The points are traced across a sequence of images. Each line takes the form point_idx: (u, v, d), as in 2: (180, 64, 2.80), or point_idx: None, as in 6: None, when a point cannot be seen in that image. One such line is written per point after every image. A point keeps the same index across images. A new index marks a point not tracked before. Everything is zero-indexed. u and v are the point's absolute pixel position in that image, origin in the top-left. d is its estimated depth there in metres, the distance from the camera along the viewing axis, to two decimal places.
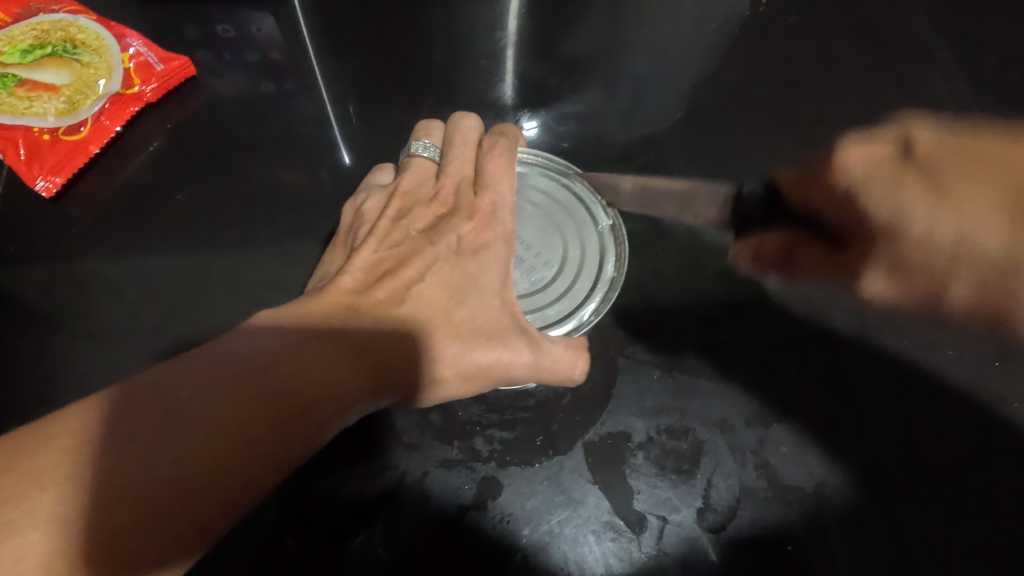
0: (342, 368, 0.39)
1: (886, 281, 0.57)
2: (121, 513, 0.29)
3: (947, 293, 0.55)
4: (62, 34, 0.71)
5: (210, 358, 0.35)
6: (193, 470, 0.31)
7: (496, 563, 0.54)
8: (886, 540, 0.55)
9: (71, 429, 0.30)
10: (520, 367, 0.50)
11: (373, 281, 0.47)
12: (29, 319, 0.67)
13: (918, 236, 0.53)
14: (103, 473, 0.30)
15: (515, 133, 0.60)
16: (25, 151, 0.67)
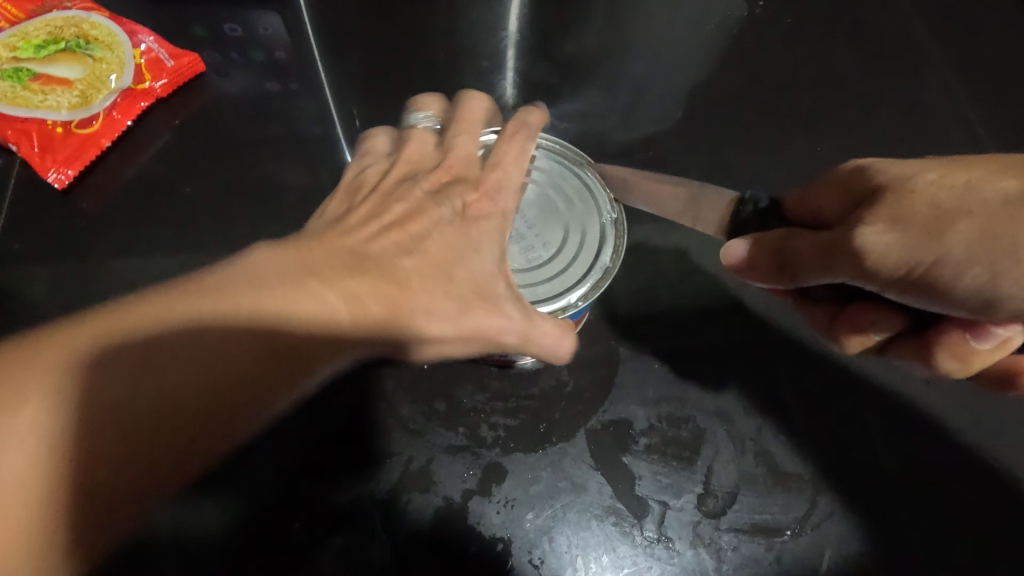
0: (334, 310, 0.42)
1: (876, 244, 0.41)
2: (111, 425, 0.34)
3: (941, 262, 0.39)
4: (75, 30, 0.73)
5: (201, 295, 0.39)
6: (178, 394, 0.35)
7: (502, 547, 0.55)
8: (875, 523, 0.58)
9: (70, 349, 0.35)
10: (514, 333, 0.48)
11: (377, 235, 0.48)
12: (36, 309, 0.67)
13: (926, 184, 0.40)
14: (94, 389, 0.34)
15: (530, 112, 0.59)
16: (38, 144, 0.69)
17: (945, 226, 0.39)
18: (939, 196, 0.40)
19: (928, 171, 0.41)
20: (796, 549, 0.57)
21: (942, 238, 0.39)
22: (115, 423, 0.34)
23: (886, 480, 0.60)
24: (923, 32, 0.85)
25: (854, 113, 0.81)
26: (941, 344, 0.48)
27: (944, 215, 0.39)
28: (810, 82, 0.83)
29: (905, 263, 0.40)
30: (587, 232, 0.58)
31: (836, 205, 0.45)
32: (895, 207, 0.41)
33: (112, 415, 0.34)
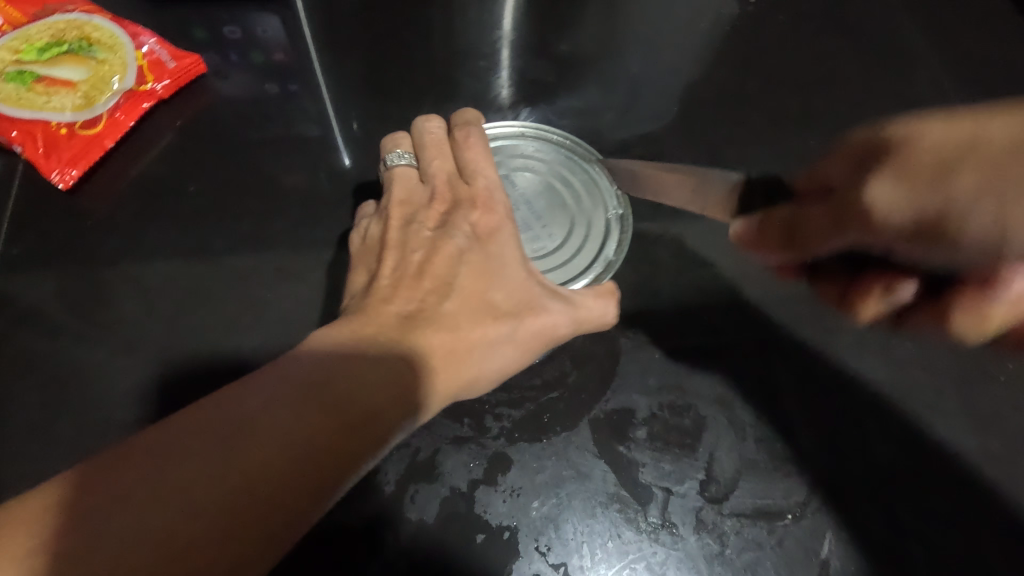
0: (399, 376, 0.44)
1: (880, 197, 0.39)
2: (196, 522, 0.33)
3: (948, 210, 0.36)
4: (78, 33, 0.74)
5: (275, 379, 0.41)
6: (260, 475, 0.36)
7: (509, 536, 0.56)
8: (872, 504, 0.59)
9: (155, 447, 0.36)
10: (565, 323, 0.54)
11: (413, 284, 0.51)
12: (42, 308, 0.68)
13: (926, 143, 0.37)
14: (181, 483, 0.34)
15: (479, 118, 0.62)
16: (43, 145, 0.70)
17: (948, 172, 0.35)
18: (942, 144, 0.36)
19: (936, 121, 0.37)
20: (798, 532, 0.58)
21: (941, 184, 0.35)
22: (211, 512, 0.34)
23: (882, 463, 0.61)
24: (911, 27, 0.87)
25: (845, 108, 0.83)
26: (956, 308, 0.42)
27: (949, 159, 0.35)
28: (801, 78, 0.85)
29: (913, 214, 0.38)
30: (594, 228, 0.63)
31: (840, 171, 0.45)
32: (898, 165, 0.38)
33: (204, 504, 0.34)
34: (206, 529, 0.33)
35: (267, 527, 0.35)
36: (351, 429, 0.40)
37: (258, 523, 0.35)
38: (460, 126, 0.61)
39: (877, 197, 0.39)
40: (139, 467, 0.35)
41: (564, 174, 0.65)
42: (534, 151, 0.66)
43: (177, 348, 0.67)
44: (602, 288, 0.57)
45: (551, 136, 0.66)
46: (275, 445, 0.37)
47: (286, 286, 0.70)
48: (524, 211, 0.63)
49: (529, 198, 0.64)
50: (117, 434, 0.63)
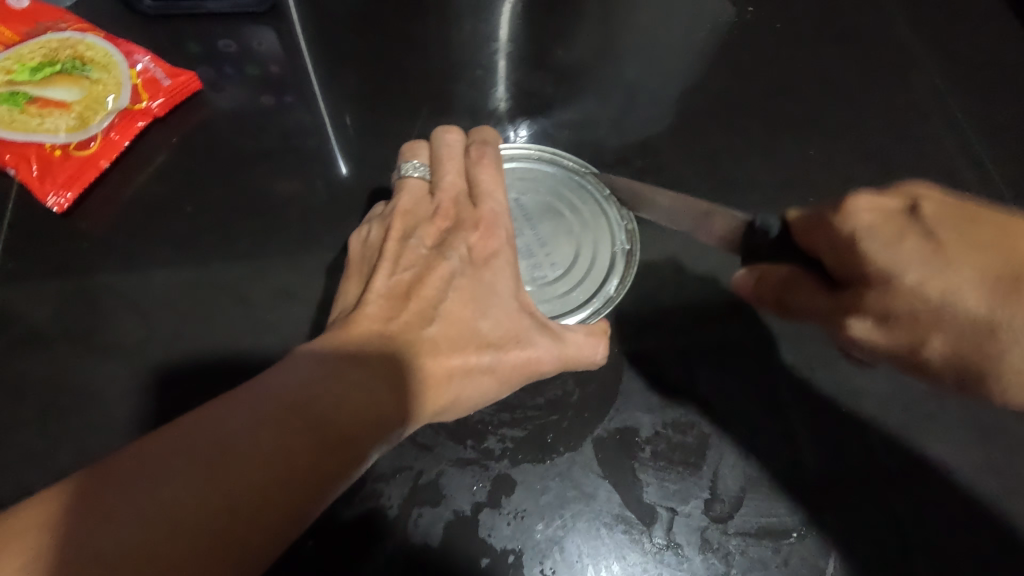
0: (382, 397, 0.43)
1: (867, 333, 0.44)
2: (177, 547, 0.32)
3: (916, 350, 0.42)
4: (70, 51, 0.73)
5: (256, 396, 0.39)
6: (243, 498, 0.34)
7: (513, 559, 0.55)
8: (881, 518, 0.59)
9: (130, 468, 0.34)
10: (550, 360, 0.52)
11: (399, 304, 0.49)
12: (39, 333, 0.67)
13: (907, 287, 0.41)
14: (161, 507, 0.33)
15: (496, 140, 0.62)
16: (37, 168, 0.69)
17: (922, 334, 0.41)
18: (921, 297, 0.41)
19: (914, 270, 0.41)
20: (803, 550, 0.57)
21: (919, 336, 0.42)
22: (193, 531, 0.32)
23: (886, 475, 0.61)
24: (907, 31, 0.87)
25: (843, 114, 0.83)
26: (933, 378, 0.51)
27: (930, 323, 0.41)
28: (800, 85, 0.84)
29: (885, 352, 0.44)
30: (595, 258, 0.62)
31: (829, 256, 0.46)
32: (883, 301, 0.42)
33: (184, 529, 0.32)
34: (183, 553, 0.32)
35: (244, 552, 0.34)
36: (333, 451, 0.39)
37: (235, 548, 0.33)
38: (475, 144, 0.61)
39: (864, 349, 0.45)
40: (112, 489, 0.33)
41: (572, 199, 0.65)
42: (543, 175, 0.66)
43: (173, 372, 0.66)
44: (595, 328, 0.56)
45: (564, 162, 0.67)
46: (256, 466, 0.35)
47: (286, 305, 0.70)
48: (527, 233, 0.63)
49: (534, 221, 0.64)
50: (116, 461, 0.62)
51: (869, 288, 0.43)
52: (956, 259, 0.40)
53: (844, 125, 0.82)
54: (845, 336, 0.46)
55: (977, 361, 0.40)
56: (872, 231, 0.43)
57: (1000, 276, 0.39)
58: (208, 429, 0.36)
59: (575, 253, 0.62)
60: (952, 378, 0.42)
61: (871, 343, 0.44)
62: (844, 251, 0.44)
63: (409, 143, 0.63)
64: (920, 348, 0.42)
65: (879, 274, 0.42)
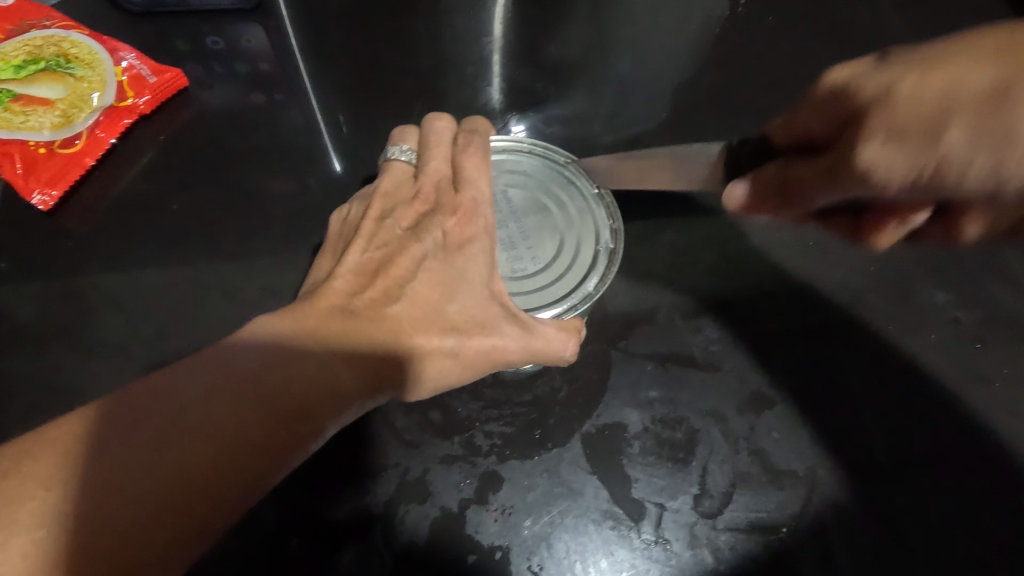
0: (339, 369, 0.43)
1: (879, 160, 0.37)
2: (126, 511, 0.34)
3: (945, 159, 0.35)
4: (55, 49, 0.72)
5: (212, 365, 0.40)
6: (192, 465, 0.36)
7: (500, 556, 0.55)
8: (874, 516, 0.58)
9: (81, 433, 0.36)
10: (516, 350, 0.51)
11: (367, 281, 0.49)
12: (24, 332, 0.67)
13: (906, 97, 0.35)
14: (112, 472, 0.35)
15: (486, 128, 0.61)
16: (22, 165, 0.69)
17: (936, 128, 0.34)
18: (917, 100, 0.35)
19: (907, 79, 0.35)
20: (793, 545, 0.57)
21: (935, 136, 0.35)
22: (142, 493, 0.35)
23: (880, 472, 0.60)
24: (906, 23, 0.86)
25: None
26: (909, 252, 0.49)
27: (938, 112, 0.34)
28: (794, 80, 0.84)
29: (907, 174, 0.37)
30: (576, 253, 0.62)
31: (824, 120, 0.41)
32: (887, 115, 0.36)
33: (144, 490, 0.35)
34: (130, 515, 0.34)
35: (201, 512, 0.36)
36: (288, 421, 0.40)
37: (190, 510, 0.36)
38: (464, 132, 0.60)
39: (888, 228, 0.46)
40: (81, 451, 0.36)
41: (556, 190, 0.65)
42: (529, 166, 0.66)
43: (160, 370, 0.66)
44: (568, 325, 0.55)
45: (554, 154, 0.66)
46: (212, 434, 0.37)
47: (274, 303, 0.69)
48: (510, 223, 0.63)
49: (519, 214, 0.63)
50: None
51: (867, 111, 0.37)
52: (940, 61, 0.35)
53: None
54: (858, 177, 0.38)
55: (1004, 127, 0.33)
56: (864, 76, 0.39)
57: (1001, 50, 0.33)
58: (167, 398, 0.38)
59: (555, 244, 0.62)
60: (979, 158, 0.34)
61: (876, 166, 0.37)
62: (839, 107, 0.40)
63: (401, 127, 0.64)
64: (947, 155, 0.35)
65: (879, 96, 0.37)
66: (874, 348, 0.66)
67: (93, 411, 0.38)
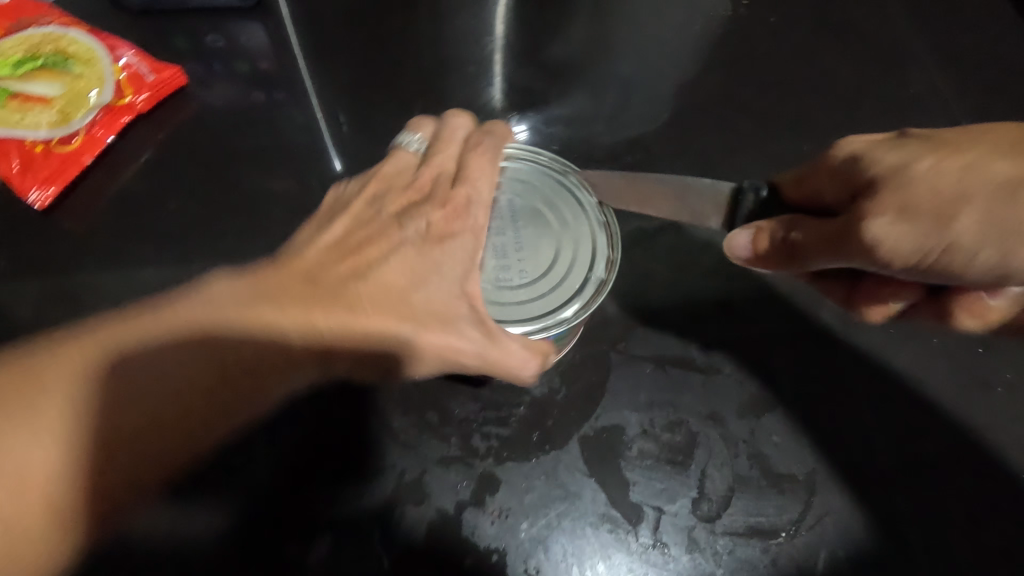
0: (291, 334, 0.47)
1: (887, 234, 0.42)
2: (117, 430, 0.43)
3: (946, 245, 0.41)
4: (54, 46, 0.72)
5: (183, 319, 0.46)
6: (176, 398, 0.45)
7: (496, 559, 0.55)
8: (874, 520, 0.58)
9: (71, 368, 0.43)
10: (472, 355, 0.52)
11: (339, 257, 0.51)
12: (19, 331, 0.67)
13: (920, 175, 0.41)
14: (111, 401, 0.43)
15: (503, 133, 0.61)
16: (18, 164, 0.69)
17: (947, 214, 0.40)
18: (935, 191, 0.40)
19: (924, 159, 0.41)
20: (792, 550, 0.57)
21: (945, 221, 0.40)
22: (123, 417, 0.43)
23: (881, 476, 0.60)
24: (911, 22, 0.85)
25: (840, 111, 0.81)
26: (956, 307, 0.49)
27: (954, 199, 0.40)
28: (796, 82, 0.83)
29: (912, 253, 0.42)
30: (563, 276, 0.59)
31: (834, 189, 0.46)
32: (898, 193, 0.41)
33: (144, 421, 0.44)
34: (94, 436, 0.43)
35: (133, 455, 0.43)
36: (225, 385, 0.46)
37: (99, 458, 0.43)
38: (480, 133, 0.60)
39: (874, 228, 0.42)
40: (76, 383, 0.43)
41: (563, 204, 0.63)
42: (530, 171, 0.64)
43: None
44: (535, 344, 0.55)
45: (568, 167, 0.64)
46: (195, 371, 0.45)
47: None
48: (505, 232, 0.61)
49: (518, 222, 0.62)
50: None
51: (879, 185, 0.42)
52: (968, 155, 0.41)
53: (842, 119, 0.81)
54: (863, 246, 0.43)
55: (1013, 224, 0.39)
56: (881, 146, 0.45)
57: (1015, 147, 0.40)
58: (127, 361, 0.44)
59: (547, 259, 0.59)
60: (990, 251, 0.40)
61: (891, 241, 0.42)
62: (853, 178, 0.45)
63: (420, 116, 0.64)
64: (955, 243, 0.41)
65: (893, 174, 0.42)
66: (877, 350, 0.65)
67: (78, 354, 0.44)
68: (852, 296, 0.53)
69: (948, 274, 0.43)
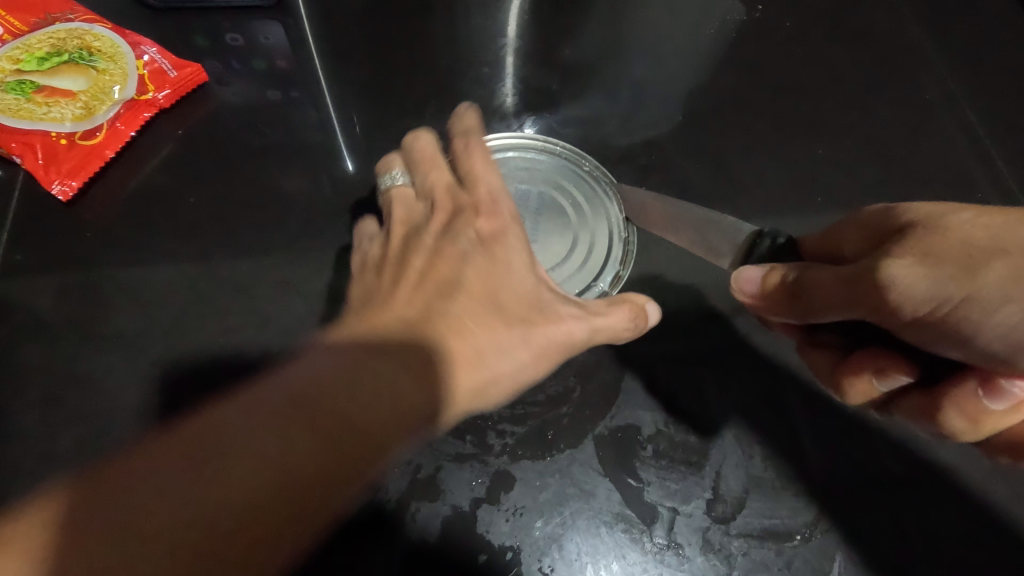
0: (406, 391, 0.45)
1: (906, 276, 0.42)
2: (232, 509, 0.36)
3: (968, 300, 0.40)
4: (78, 41, 0.73)
5: (280, 388, 0.42)
6: (297, 469, 0.39)
7: (511, 556, 0.55)
8: (886, 524, 0.59)
9: (150, 462, 0.37)
10: (575, 332, 0.53)
11: (421, 284, 0.51)
12: (41, 323, 0.68)
13: (953, 228, 0.42)
14: (230, 483, 0.37)
15: (479, 126, 0.61)
16: (43, 158, 0.69)
17: (972, 266, 0.40)
18: (961, 241, 0.41)
19: (956, 218, 0.43)
20: (806, 553, 0.57)
21: (969, 273, 0.40)
22: (233, 496, 0.36)
23: (894, 480, 0.60)
24: (924, 28, 0.85)
25: (854, 116, 0.81)
26: (946, 401, 0.46)
27: (982, 255, 0.40)
28: (810, 86, 0.83)
29: (927, 302, 0.41)
30: (568, 276, 0.62)
31: (855, 246, 0.49)
32: (925, 244, 0.42)
33: (267, 491, 0.37)
34: (209, 516, 0.35)
35: (291, 520, 0.38)
36: (342, 450, 0.41)
37: (277, 515, 0.37)
38: (459, 135, 0.60)
39: (896, 271, 0.42)
40: (162, 470, 0.37)
41: (582, 202, 0.66)
42: (552, 165, 0.67)
43: (176, 362, 0.66)
44: (597, 321, 0.54)
45: (584, 162, 0.67)
46: (309, 440, 0.40)
47: (289, 297, 0.70)
48: (527, 221, 0.64)
49: (538, 217, 0.65)
50: (116, 450, 0.63)
51: (912, 234, 0.44)
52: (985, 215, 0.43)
53: (856, 124, 0.81)
54: (882, 288, 0.43)
55: None
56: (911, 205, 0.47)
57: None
58: (228, 425, 0.39)
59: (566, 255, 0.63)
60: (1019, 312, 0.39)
61: (905, 287, 0.42)
62: (876, 231, 0.48)
63: (385, 156, 0.64)
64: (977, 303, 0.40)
65: (920, 225, 0.44)
66: None
67: (160, 447, 0.38)
68: (841, 366, 0.53)
69: (954, 338, 0.42)
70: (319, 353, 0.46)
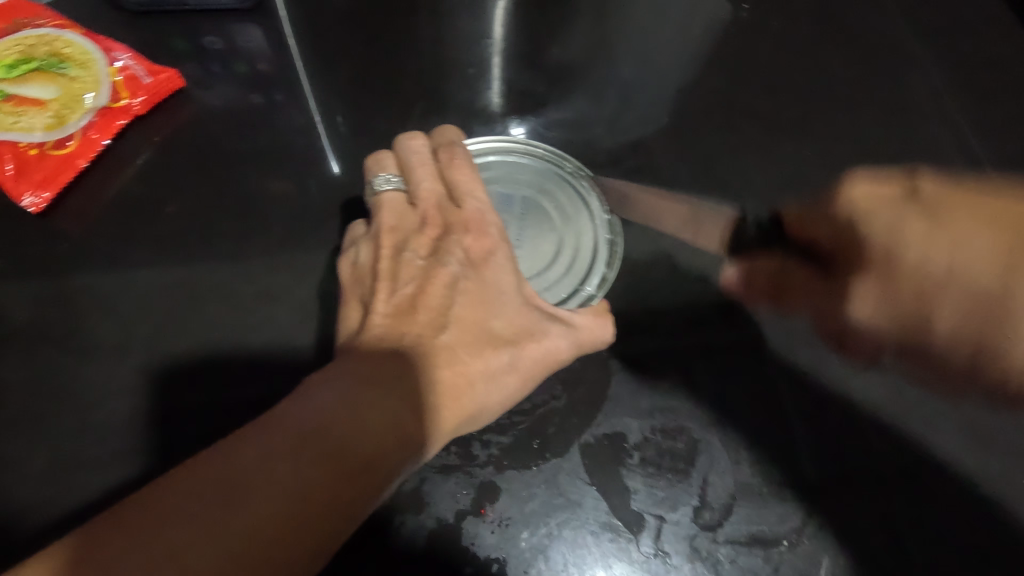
0: (405, 416, 0.43)
1: (865, 297, 0.58)
2: (242, 543, 0.34)
3: (913, 324, 0.55)
4: (48, 48, 0.71)
5: (280, 419, 0.40)
6: (304, 500, 0.37)
7: (497, 569, 0.54)
8: (875, 529, 0.58)
9: (151, 502, 0.35)
10: (565, 350, 0.53)
11: (411, 316, 0.49)
12: (16, 336, 0.66)
13: (909, 267, 0.54)
14: (234, 519, 0.35)
15: (463, 139, 0.60)
16: (13, 168, 0.68)
17: (928, 301, 0.54)
18: (924, 277, 0.53)
19: (914, 228, 0.54)
20: (794, 559, 0.56)
21: (924, 305, 0.54)
22: (242, 530, 0.34)
23: (881, 484, 0.60)
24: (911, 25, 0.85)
25: (842, 115, 0.81)
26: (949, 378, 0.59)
27: (937, 292, 0.53)
28: (798, 85, 0.83)
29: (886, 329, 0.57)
30: (554, 283, 0.61)
31: (827, 237, 0.61)
32: (885, 281, 0.56)
33: (275, 524, 0.35)
34: (216, 554, 0.33)
35: (293, 555, 0.36)
36: (351, 477, 0.39)
37: (273, 554, 0.35)
38: (443, 146, 0.59)
39: (858, 310, 0.59)
40: (162, 511, 0.35)
41: (567, 207, 0.65)
42: (536, 169, 0.66)
43: (156, 375, 0.65)
44: (584, 341, 0.55)
45: (566, 164, 0.67)
46: (312, 468, 0.38)
47: (272, 306, 0.69)
48: (510, 226, 0.64)
49: (523, 224, 0.64)
50: (94, 466, 0.61)
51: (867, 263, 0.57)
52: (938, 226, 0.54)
53: (844, 123, 0.81)
54: (845, 313, 0.61)
55: (987, 322, 0.51)
56: (875, 215, 0.57)
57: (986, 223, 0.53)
58: (231, 457, 0.37)
59: (552, 262, 0.62)
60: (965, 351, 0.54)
61: (879, 325, 0.58)
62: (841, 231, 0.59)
63: (374, 155, 0.61)
64: (928, 325, 0.55)
65: (885, 253, 0.56)
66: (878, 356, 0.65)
67: (163, 487, 0.36)
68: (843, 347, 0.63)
69: (914, 347, 0.57)
70: (315, 382, 0.44)
